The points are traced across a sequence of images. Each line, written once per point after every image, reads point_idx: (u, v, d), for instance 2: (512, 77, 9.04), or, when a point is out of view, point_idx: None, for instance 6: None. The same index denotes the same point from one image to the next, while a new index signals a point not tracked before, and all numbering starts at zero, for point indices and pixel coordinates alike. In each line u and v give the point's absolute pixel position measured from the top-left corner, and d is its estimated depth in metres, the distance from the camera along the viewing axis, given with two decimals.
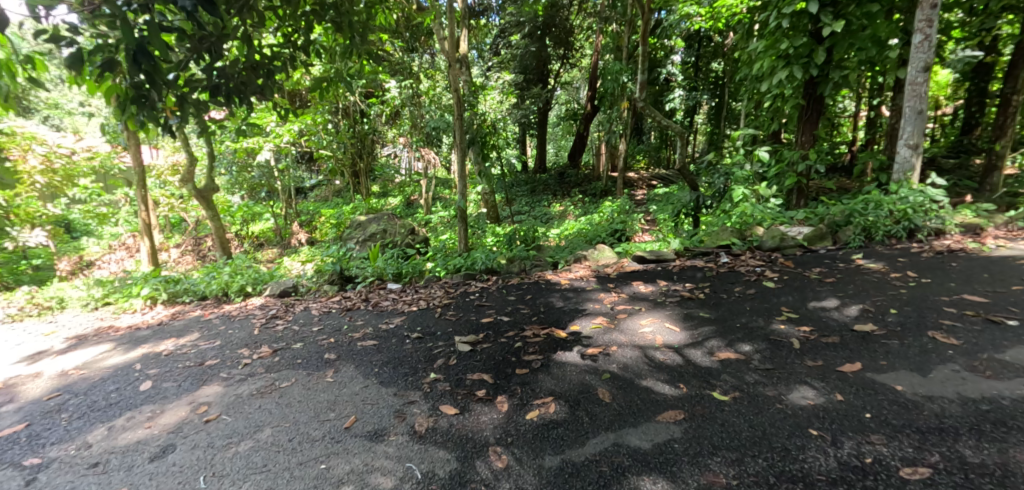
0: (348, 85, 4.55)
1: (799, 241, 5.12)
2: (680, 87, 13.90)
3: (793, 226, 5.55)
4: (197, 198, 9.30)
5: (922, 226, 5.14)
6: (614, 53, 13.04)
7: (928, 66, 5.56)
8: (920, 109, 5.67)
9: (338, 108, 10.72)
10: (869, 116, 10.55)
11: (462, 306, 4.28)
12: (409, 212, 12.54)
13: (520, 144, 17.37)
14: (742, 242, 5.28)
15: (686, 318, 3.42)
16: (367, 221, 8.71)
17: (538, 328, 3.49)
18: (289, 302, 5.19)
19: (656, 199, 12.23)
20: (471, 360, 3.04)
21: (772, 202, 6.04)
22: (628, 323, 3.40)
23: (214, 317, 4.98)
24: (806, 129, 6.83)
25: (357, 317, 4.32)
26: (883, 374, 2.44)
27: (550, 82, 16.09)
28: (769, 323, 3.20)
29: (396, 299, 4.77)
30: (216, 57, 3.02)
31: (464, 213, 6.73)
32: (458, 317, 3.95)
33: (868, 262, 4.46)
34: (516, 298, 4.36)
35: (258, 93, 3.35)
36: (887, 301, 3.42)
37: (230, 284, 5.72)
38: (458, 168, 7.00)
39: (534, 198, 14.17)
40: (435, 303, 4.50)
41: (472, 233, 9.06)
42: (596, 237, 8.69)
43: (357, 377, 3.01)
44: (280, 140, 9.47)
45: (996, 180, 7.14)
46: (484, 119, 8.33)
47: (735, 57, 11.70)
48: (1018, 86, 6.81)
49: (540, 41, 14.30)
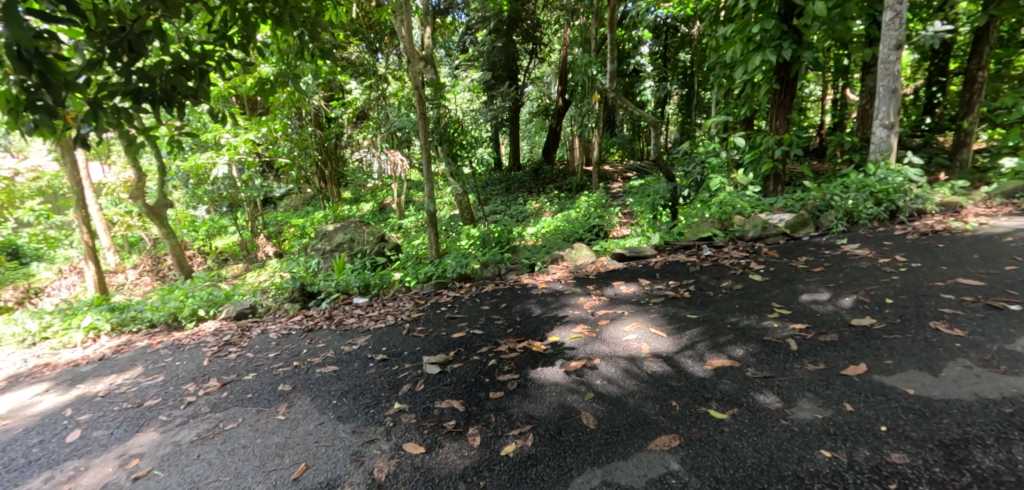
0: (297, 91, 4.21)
1: (781, 229, 4.93)
2: (650, 78, 13.83)
3: (773, 213, 5.38)
4: (150, 215, 8.77)
5: (903, 207, 5.01)
6: (582, 46, 12.85)
7: (900, 44, 5.43)
8: (893, 88, 5.56)
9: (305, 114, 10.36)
10: (836, 99, 10.57)
11: (432, 320, 3.98)
12: (381, 217, 12.14)
13: (492, 142, 17.04)
14: (724, 233, 5.05)
15: (672, 320, 3.18)
16: (334, 230, 8.27)
17: (514, 341, 3.21)
18: (246, 324, 4.81)
19: (633, 191, 12.15)
20: (440, 386, 2.74)
21: (750, 191, 5.88)
22: (610, 330, 3.15)
23: (162, 348, 4.58)
24: (780, 113, 6.59)
25: (319, 339, 3.99)
26: (892, 376, 2.22)
27: (520, 78, 15.88)
28: (760, 321, 2.97)
29: (362, 316, 4.45)
30: (137, 57, 2.68)
31: (433, 217, 6.40)
32: (427, 334, 3.65)
33: (854, 248, 4.30)
34: (489, 306, 4.08)
35: (190, 97, 3.03)
36: (881, 290, 3.23)
37: (181, 309, 5.30)
38: (425, 171, 6.64)
39: (510, 197, 13.90)
40: (403, 319, 4.18)
41: (446, 237, 8.77)
42: (574, 234, 8.57)
43: (312, 413, 2.71)
44: (237, 151, 8.97)
45: (966, 156, 7.15)
46: (453, 118, 8.04)
47: (704, 43, 11.58)
48: (982, 62, 6.83)
49: (506, 36, 14.07)
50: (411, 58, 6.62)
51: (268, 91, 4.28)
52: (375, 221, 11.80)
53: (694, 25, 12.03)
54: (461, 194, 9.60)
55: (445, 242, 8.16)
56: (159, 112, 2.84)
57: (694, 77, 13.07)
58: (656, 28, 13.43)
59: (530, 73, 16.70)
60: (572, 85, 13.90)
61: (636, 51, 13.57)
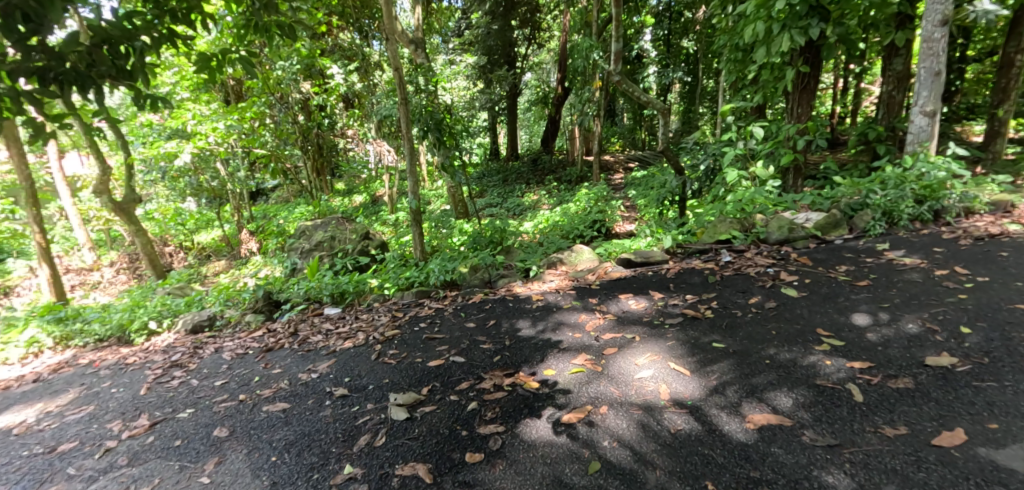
0: (246, 73, 3.60)
1: (811, 231, 4.33)
2: (653, 64, 13.15)
3: (798, 213, 4.78)
4: (117, 212, 8.31)
5: (949, 206, 4.40)
6: (580, 29, 12.25)
7: (946, 19, 4.78)
8: (937, 70, 4.93)
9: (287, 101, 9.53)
10: (851, 85, 9.94)
11: (408, 341, 3.42)
12: (371, 210, 11.57)
13: (489, 132, 16.44)
14: (744, 234, 4.43)
15: (694, 350, 2.59)
16: (313, 227, 7.70)
17: (500, 374, 2.63)
18: (202, 340, 4.36)
19: (635, 183, 11.61)
20: (403, 440, 2.18)
21: (768, 186, 5.28)
22: (618, 361, 2.57)
23: (103, 368, 4.08)
24: (803, 99, 5.91)
25: (275, 363, 3.50)
26: (1004, 451, 1.70)
27: (517, 65, 15.21)
28: (805, 355, 2.39)
29: (331, 333, 3.97)
30: (40, 29, 2.08)
31: (418, 214, 5.78)
32: (400, 361, 3.08)
33: (899, 256, 3.73)
34: (474, 324, 3.49)
35: (113, 78, 2.42)
36: (951, 314, 2.66)
37: (131, 321, 4.81)
38: (407, 163, 5.96)
39: (507, 188, 13.33)
40: (375, 339, 3.62)
41: (437, 233, 8.23)
42: (573, 231, 8.04)
43: (243, 475, 2.18)
44: (206, 140, 8.43)
45: (1000, 147, 6.45)
46: (445, 106, 7.39)
47: (711, 26, 10.93)
48: (1021, 43, 6.05)
49: (502, 19, 13.36)
50: (391, 36, 5.93)
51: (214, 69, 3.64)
52: (365, 214, 11.23)
53: (699, 8, 11.38)
54: (455, 187, 9.03)
55: (436, 239, 7.61)
56: (72, 96, 2.25)
57: (698, 63, 12.45)
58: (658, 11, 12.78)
59: (529, 59, 16.04)
60: (571, 72, 13.26)
61: (639, 36, 12.93)
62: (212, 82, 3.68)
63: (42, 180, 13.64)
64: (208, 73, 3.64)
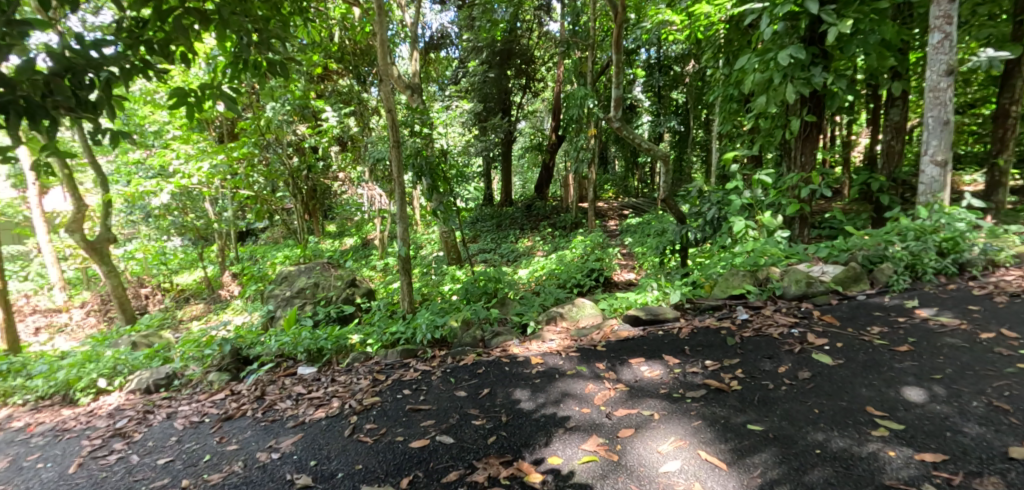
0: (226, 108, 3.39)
1: (829, 285, 3.98)
2: (647, 112, 13.22)
3: (814, 265, 4.43)
4: (88, 250, 7.81)
5: (975, 259, 4.08)
6: (575, 78, 12.34)
7: (952, 69, 4.60)
8: (945, 120, 4.68)
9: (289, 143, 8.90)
10: (846, 136, 9.93)
11: (388, 413, 2.99)
12: (361, 254, 11.18)
13: (483, 177, 16.35)
14: (759, 289, 4.09)
15: (726, 433, 2.21)
16: (295, 272, 7.28)
17: (498, 465, 2.23)
18: (155, 402, 3.91)
19: (631, 230, 11.40)
20: None
21: (778, 237, 5.00)
22: (637, 449, 2.19)
23: (36, 436, 3.70)
24: (807, 148, 5.65)
25: (232, 437, 3.09)
26: None
27: (512, 112, 15.32)
28: (860, 444, 2.04)
29: (301, 398, 3.52)
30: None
31: (407, 262, 5.38)
32: (377, 440, 2.66)
33: (933, 314, 3.40)
34: (465, 394, 3.07)
35: (69, 107, 2.26)
36: (1018, 389, 2.31)
37: (78, 379, 4.39)
38: (396, 208, 5.41)
39: (500, 233, 13.08)
40: (350, 408, 3.18)
41: (427, 280, 7.86)
42: (569, 280, 7.72)
43: None
44: (188, 180, 8.22)
45: (1001, 198, 6.13)
46: (439, 150, 7.17)
47: (704, 77, 11.02)
48: (1016, 95, 5.89)
49: (499, 68, 13.51)
50: (386, 78, 5.52)
51: (195, 103, 3.44)
52: (353, 258, 10.83)
53: (692, 60, 11.53)
54: (448, 233, 8.73)
55: (426, 287, 7.23)
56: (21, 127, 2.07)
57: (690, 113, 12.55)
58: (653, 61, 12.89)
59: (524, 107, 16.15)
60: (565, 119, 13.31)
61: (633, 85, 13.05)
62: (191, 117, 3.46)
63: (19, 219, 13.21)
64: (188, 107, 3.44)
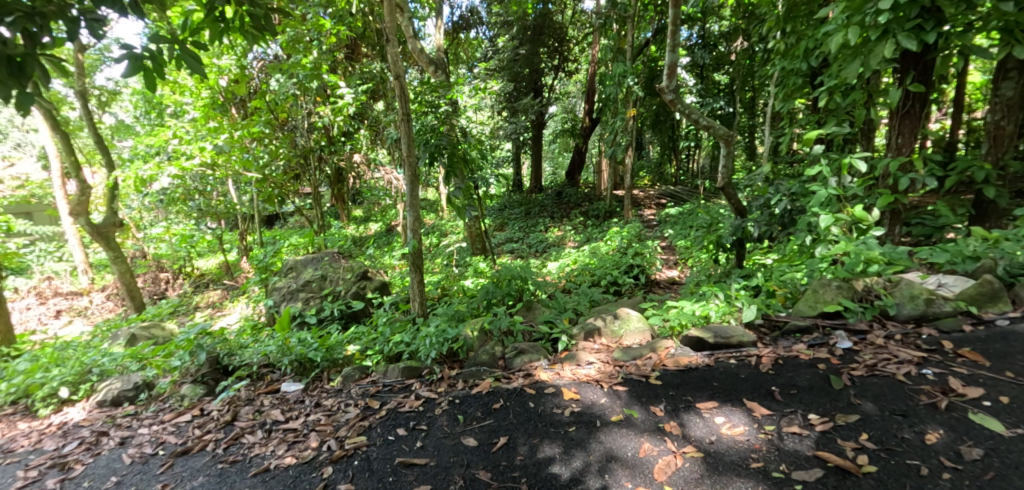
0: (191, 71, 2.66)
1: (958, 304, 3.10)
2: (692, 94, 12.09)
3: (926, 275, 3.48)
4: (94, 236, 7.38)
5: None
6: (611, 57, 11.36)
7: None
8: None
9: (305, 124, 8.09)
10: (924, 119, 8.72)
11: (375, 467, 2.29)
12: (383, 241, 10.59)
13: (512, 163, 15.55)
14: (859, 305, 3.21)
15: None
16: (301, 263, 6.51)
17: None
18: (116, 420, 3.32)
19: (671, 221, 10.47)
20: None
21: (871, 236, 4.05)
22: None
23: None
24: (908, 128, 4.66)
25: (181, 485, 2.45)
26: None
27: (544, 94, 14.38)
28: None
29: (275, 427, 2.84)
30: None
31: (418, 257, 4.52)
32: None
33: None
34: (475, 444, 2.36)
35: None
36: None
37: (41, 386, 3.84)
38: (406, 192, 4.49)
39: (529, 222, 12.31)
40: (328, 453, 2.47)
41: (448, 273, 7.22)
42: (605, 277, 6.93)
43: None
44: (190, 161, 7.35)
45: None
46: (464, 130, 6.33)
47: (753, 55, 9.93)
48: None
49: (531, 43, 12.46)
50: (392, 35, 4.47)
51: (157, 69, 2.63)
52: (375, 245, 10.23)
53: (738, 37, 10.46)
54: (471, 222, 8.03)
55: (445, 281, 6.56)
56: None
57: (734, 96, 11.48)
58: (694, 39, 11.81)
59: (556, 90, 15.25)
60: (600, 100, 12.32)
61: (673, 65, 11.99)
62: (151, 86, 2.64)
63: (46, 201, 13.19)
64: (148, 76, 2.61)
